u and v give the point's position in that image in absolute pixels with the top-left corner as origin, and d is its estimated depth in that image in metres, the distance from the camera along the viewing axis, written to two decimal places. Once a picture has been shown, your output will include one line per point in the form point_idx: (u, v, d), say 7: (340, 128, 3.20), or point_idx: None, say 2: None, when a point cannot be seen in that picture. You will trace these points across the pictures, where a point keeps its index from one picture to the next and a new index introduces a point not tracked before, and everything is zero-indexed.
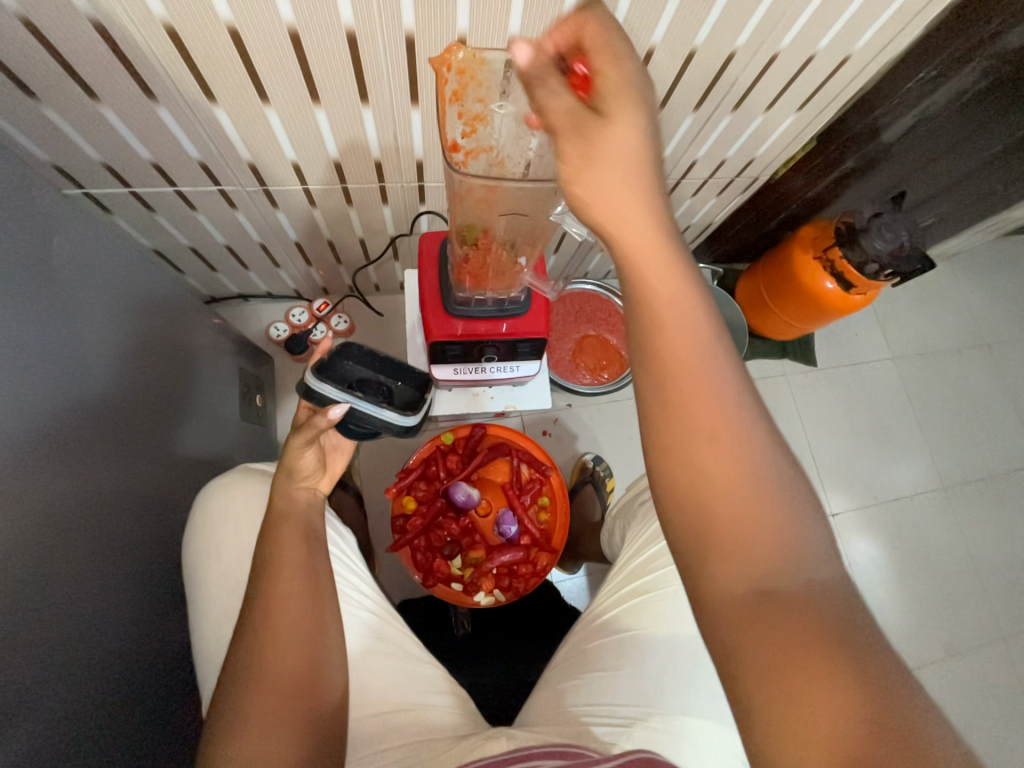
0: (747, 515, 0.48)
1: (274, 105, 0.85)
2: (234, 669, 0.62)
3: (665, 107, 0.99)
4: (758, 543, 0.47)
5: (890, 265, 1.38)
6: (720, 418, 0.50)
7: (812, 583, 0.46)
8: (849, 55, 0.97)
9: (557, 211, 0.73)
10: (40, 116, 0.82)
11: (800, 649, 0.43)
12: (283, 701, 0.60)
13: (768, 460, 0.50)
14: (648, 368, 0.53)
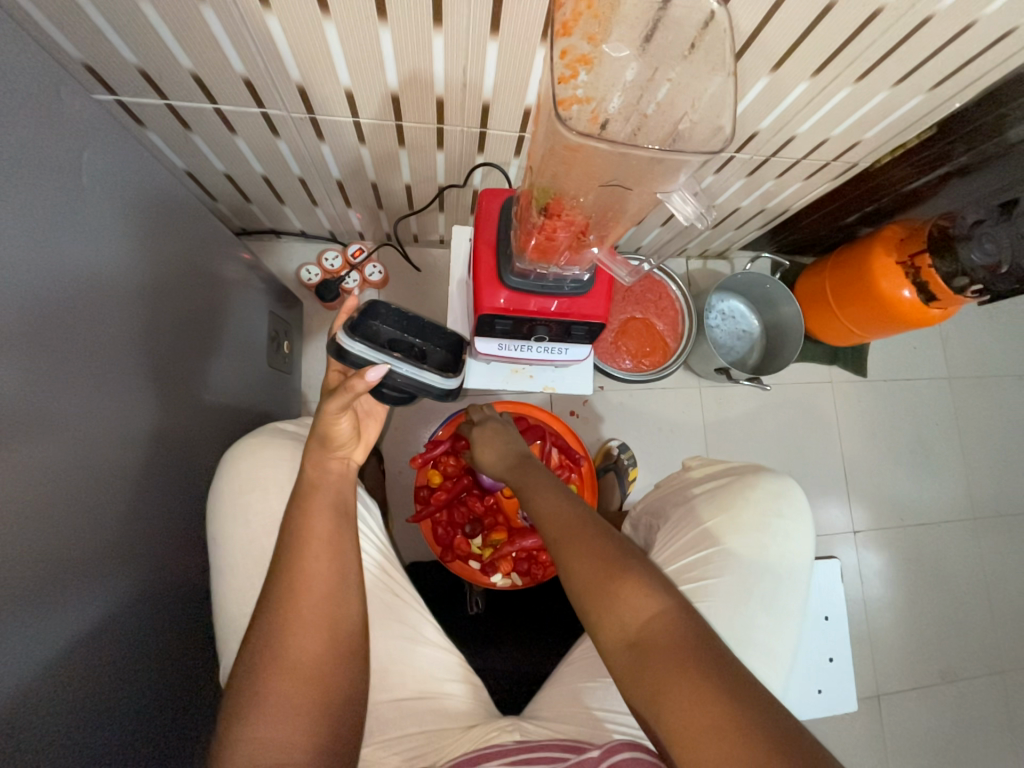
0: (596, 577, 0.68)
1: (334, 19, 0.74)
2: (254, 644, 0.60)
3: (780, 68, 0.85)
4: (601, 585, 0.67)
5: (982, 281, 1.24)
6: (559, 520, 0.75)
7: (640, 599, 0.65)
8: (1014, 27, 0.81)
9: (663, 189, 0.64)
10: (73, 4, 0.71)
11: (667, 665, 0.59)
12: (304, 683, 0.59)
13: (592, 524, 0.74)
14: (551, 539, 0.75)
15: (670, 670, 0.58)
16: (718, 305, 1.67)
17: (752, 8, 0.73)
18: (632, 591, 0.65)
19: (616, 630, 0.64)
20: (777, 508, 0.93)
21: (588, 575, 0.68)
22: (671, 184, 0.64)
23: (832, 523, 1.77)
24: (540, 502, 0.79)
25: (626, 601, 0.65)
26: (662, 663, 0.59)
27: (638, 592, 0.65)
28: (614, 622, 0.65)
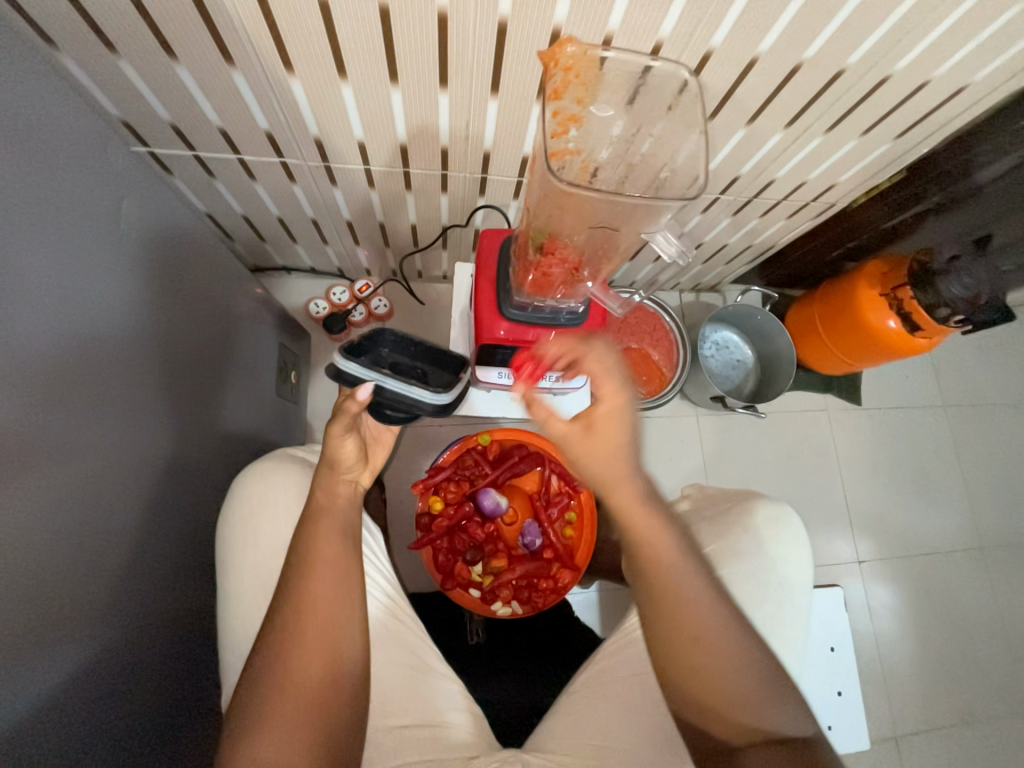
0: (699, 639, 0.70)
1: (351, 82, 0.82)
2: (260, 666, 0.61)
3: (755, 121, 0.93)
4: (703, 648, 0.70)
5: (963, 311, 1.30)
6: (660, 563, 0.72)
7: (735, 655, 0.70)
8: (966, 85, 0.89)
9: (647, 229, 0.70)
10: (119, 71, 0.80)
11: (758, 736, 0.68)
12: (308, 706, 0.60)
13: (692, 566, 0.72)
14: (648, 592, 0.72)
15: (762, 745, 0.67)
16: (712, 335, 1.72)
17: (726, 71, 0.81)
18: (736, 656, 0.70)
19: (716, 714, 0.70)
20: (776, 534, 0.94)
21: (685, 633, 0.71)
22: (655, 225, 0.70)
23: (836, 553, 1.75)
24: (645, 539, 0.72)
25: (723, 671, 0.69)
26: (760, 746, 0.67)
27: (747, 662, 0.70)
28: (687, 663, 0.70)
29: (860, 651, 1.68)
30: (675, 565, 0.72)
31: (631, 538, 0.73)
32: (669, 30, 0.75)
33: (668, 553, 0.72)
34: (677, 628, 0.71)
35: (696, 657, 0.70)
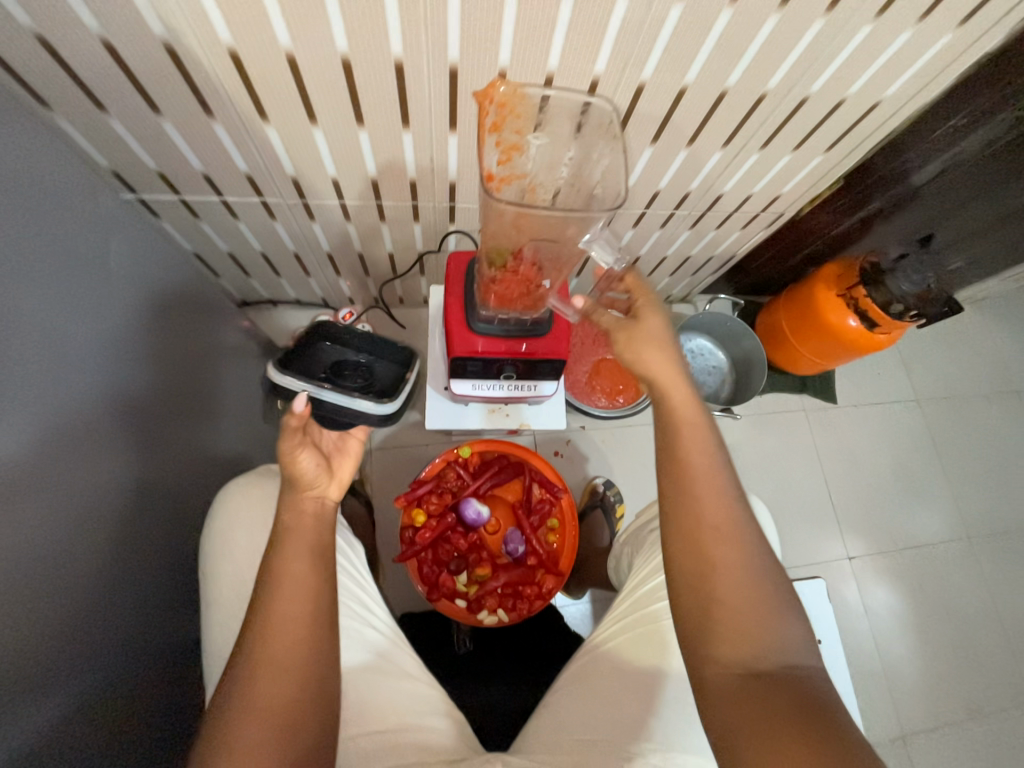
0: (732, 586, 0.64)
1: (321, 126, 0.90)
2: (228, 688, 0.64)
3: (694, 142, 1.02)
4: (729, 557, 0.65)
5: (916, 306, 1.38)
6: (697, 448, 0.69)
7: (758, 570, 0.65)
8: (879, 101, 0.98)
9: (584, 239, 0.77)
10: (108, 127, 0.87)
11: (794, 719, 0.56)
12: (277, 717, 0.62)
13: (727, 484, 0.69)
14: (673, 463, 0.70)
15: (780, 707, 0.57)
16: (685, 343, 1.78)
17: (659, 100, 0.90)
18: (769, 624, 0.63)
19: (733, 647, 0.62)
20: None
21: (738, 605, 0.63)
22: (591, 236, 0.78)
23: (827, 552, 1.76)
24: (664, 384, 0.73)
25: (743, 592, 0.64)
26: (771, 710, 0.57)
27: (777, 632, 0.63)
28: (745, 632, 0.62)
29: (859, 650, 1.67)
30: (713, 475, 0.69)
31: (675, 436, 0.70)
32: (603, 67, 0.84)
33: (710, 469, 0.69)
34: (704, 577, 0.65)
35: (752, 624, 0.63)
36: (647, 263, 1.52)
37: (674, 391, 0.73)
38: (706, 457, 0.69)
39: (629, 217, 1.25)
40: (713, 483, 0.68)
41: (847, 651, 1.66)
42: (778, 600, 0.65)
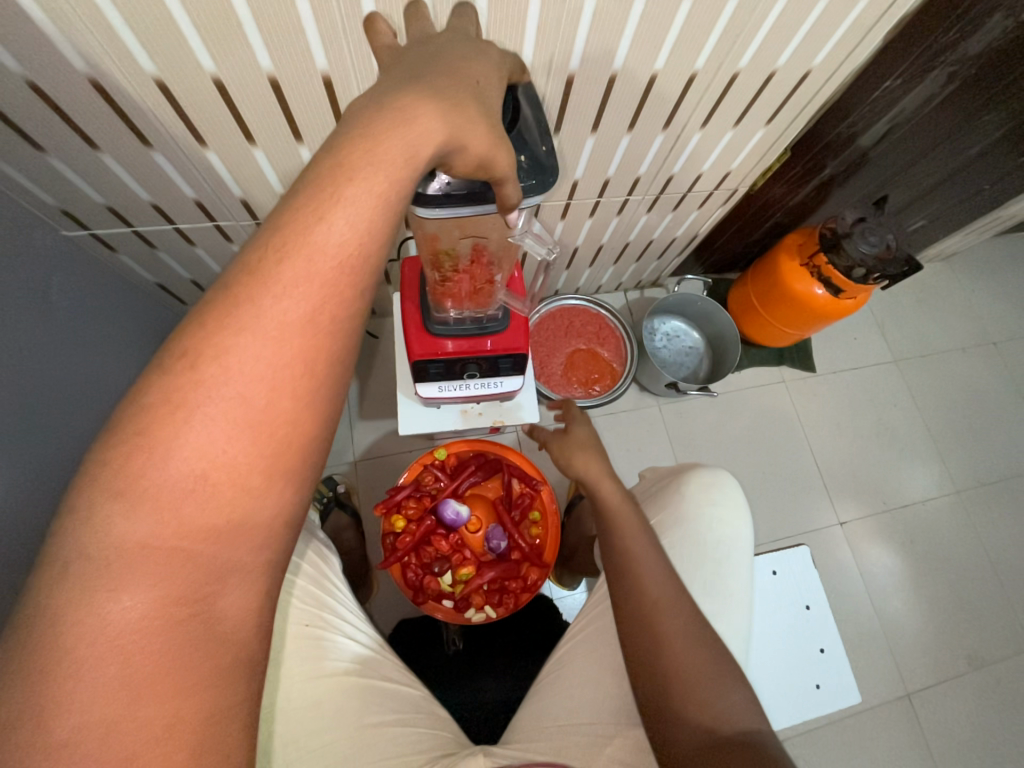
0: (684, 656, 0.75)
1: (260, 145, 0.90)
2: None
3: (634, 127, 1.03)
4: (677, 629, 0.77)
5: (877, 268, 1.39)
6: (636, 541, 0.86)
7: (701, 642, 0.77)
8: (809, 69, 1.00)
9: (516, 233, 0.78)
10: (48, 167, 0.88)
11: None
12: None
13: (664, 568, 0.84)
14: (621, 559, 0.85)
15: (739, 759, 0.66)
16: (659, 327, 1.79)
17: (590, 90, 0.91)
18: (718, 689, 0.73)
19: (694, 714, 0.71)
20: (711, 500, 1.04)
21: (691, 671, 0.74)
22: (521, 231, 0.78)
23: (819, 519, 1.77)
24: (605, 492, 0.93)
25: (694, 660, 0.75)
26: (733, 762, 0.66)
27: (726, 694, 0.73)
28: (700, 697, 0.72)
29: (858, 612, 1.68)
30: (654, 564, 0.84)
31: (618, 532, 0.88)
32: (529, 63, 0.85)
33: (647, 557, 0.84)
34: (660, 653, 0.76)
35: (706, 691, 0.73)
36: (611, 250, 1.53)
37: (612, 497, 0.92)
38: (643, 546, 0.86)
39: (583, 207, 1.27)
40: (653, 567, 0.84)
41: (847, 615, 1.68)
42: (721, 666, 0.74)
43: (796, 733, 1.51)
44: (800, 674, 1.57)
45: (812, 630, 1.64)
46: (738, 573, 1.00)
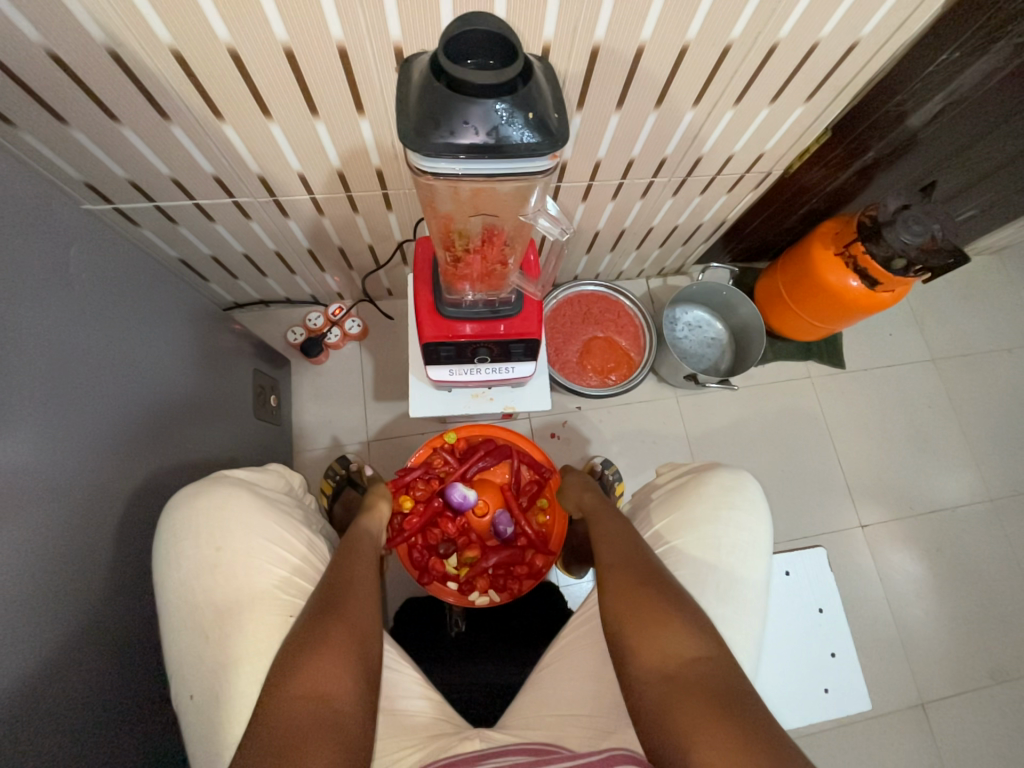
0: (642, 603, 0.79)
1: (276, 120, 0.89)
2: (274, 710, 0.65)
3: (663, 103, 0.98)
4: (635, 579, 0.82)
5: (919, 260, 1.30)
6: (607, 518, 0.96)
7: (664, 589, 0.80)
8: (857, 40, 0.92)
9: (529, 209, 0.75)
10: (70, 139, 0.89)
11: (709, 708, 0.66)
12: (296, 711, 0.65)
13: (630, 533, 0.91)
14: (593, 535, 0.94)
15: (704, 704, 0.66)
16: (681, 316, 1.73)
17: (617, 63, 0.87)
18: (679, 632, 0.74)
19: (656, 659, 0.73)
20: (726, 499, 1.01)
21: (650, 614, 0.77)
22: (533, 209, 0.76)
23: (838, 520, 1.71)
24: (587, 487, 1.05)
25: (651, 604, 0.78)
26: (694, 705, 0.67)
27: (687, 635, 0.74)
28: (659, 642, 0.74)
29: (874, 618, 1.63)
30: (622, 533, 0.91)
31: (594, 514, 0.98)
32: (553, 32, 0.81)
33: (616, 528, 0.93)
34: (621, 608, 0.80)
35: (665, 635, 0.74)
36: (634, 235, 1.48)
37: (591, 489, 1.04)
38: (617, 520, 0.95)
39: (605, 188, 1.22)
40: (619, 534, 0.91)
41: (862, 619, 1.63)
42: (667, 602, 0.78)
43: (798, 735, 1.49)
44: (808, 676, 1.54)
45: (821, 633, 1.60)
46: (751, 575, 0.97)
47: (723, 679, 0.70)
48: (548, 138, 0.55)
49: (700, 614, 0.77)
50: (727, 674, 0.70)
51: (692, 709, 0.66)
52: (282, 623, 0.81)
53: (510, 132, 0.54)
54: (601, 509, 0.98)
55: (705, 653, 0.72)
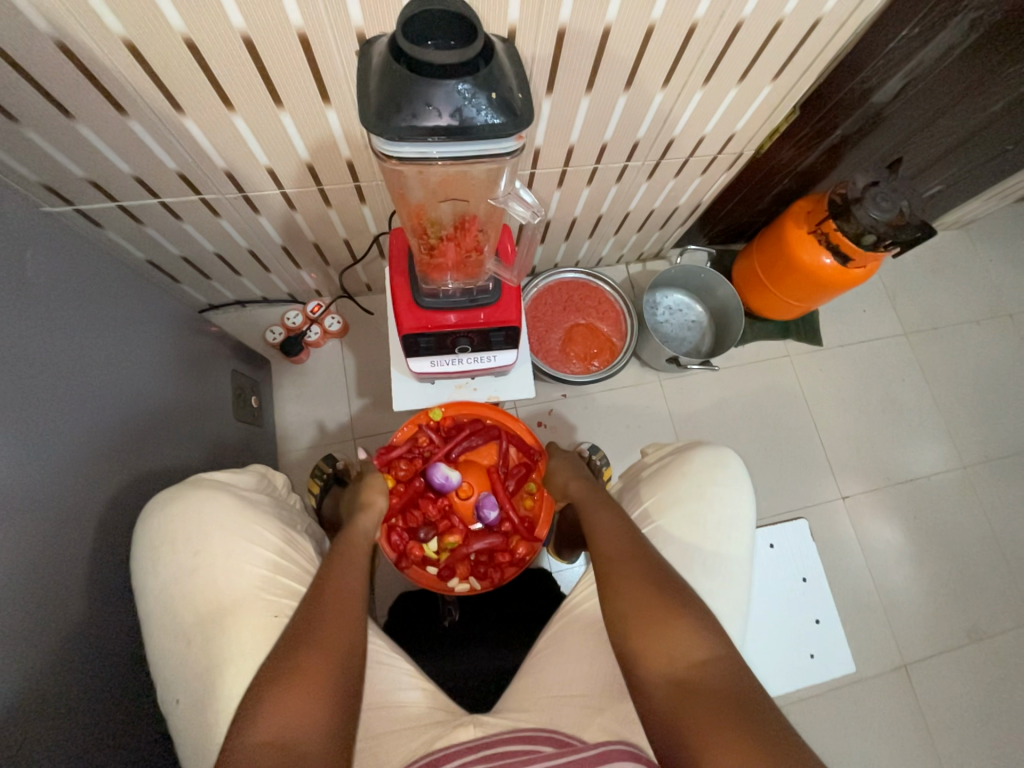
0: (647, 608, 0.79)
1: (239, 112, 0.87)
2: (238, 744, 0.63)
3: (632, 85, 0.98)
4: (638, 584, 0.82)
5: (889, 235, 1.33)
6: (601, 515, 0.95)
7: (667, 590, 0.80)
8: (819, 17, 0.93)
9: (498, 193, 0.74)
10: (23, 139, 0.86)
11: (719, 712, 0.67)
12: (258, 757, 0.61)
13: (627, 531, 0.90)
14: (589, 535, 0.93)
15: (715, 708, 0.68)
16: (661, 300, 1.75)
17: (584, 45, 0.86)
18: (683, 633, 0.75)
19: (665, 666, 0.74)
20: (711, 477, 1.02)
21: (655, 618, 0.77)
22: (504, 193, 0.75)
23: (820, 493, 1.76)
24: (576, 482, 1.04)
25: (654, 608, 0.78)
26: (707, 711, 0.68)
27: (693, 636, 0.75)
28: (666, 645, 0.75)
29: (857, 586, 1.68)
30: (620, 530, 0.90)
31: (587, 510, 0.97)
32: (518, 14, 0.80)
33: (613, 525, 0.92)
34: (626, 614, 0.80)
35: (671, 639, 0.75)
36: (611, 221, 1.48)
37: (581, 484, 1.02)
38: (612, 513, 0.94)
39: (580, 174, 1.22)
40: (614, 532, 0.90)
41: (846, 588, 1.68)
42: (678, 602, 0.79)
43: (788, 702, 1.53)
44: (795, 645, 1.59)
45: (807, 603, 1.65)
46: (735, 550, 0.99)
47: (730, 679, 0.71)
48: (512, 119, 0.55)
49: (703, 611, 0.78)
50: (733, 673, 0.72)
51: (704, 716, 0.67)
52: (271, 627, 0.80)
53: (474, 114, 0.53)
54: (595, 506, 0.97)
55: (712, 654, 0.73)
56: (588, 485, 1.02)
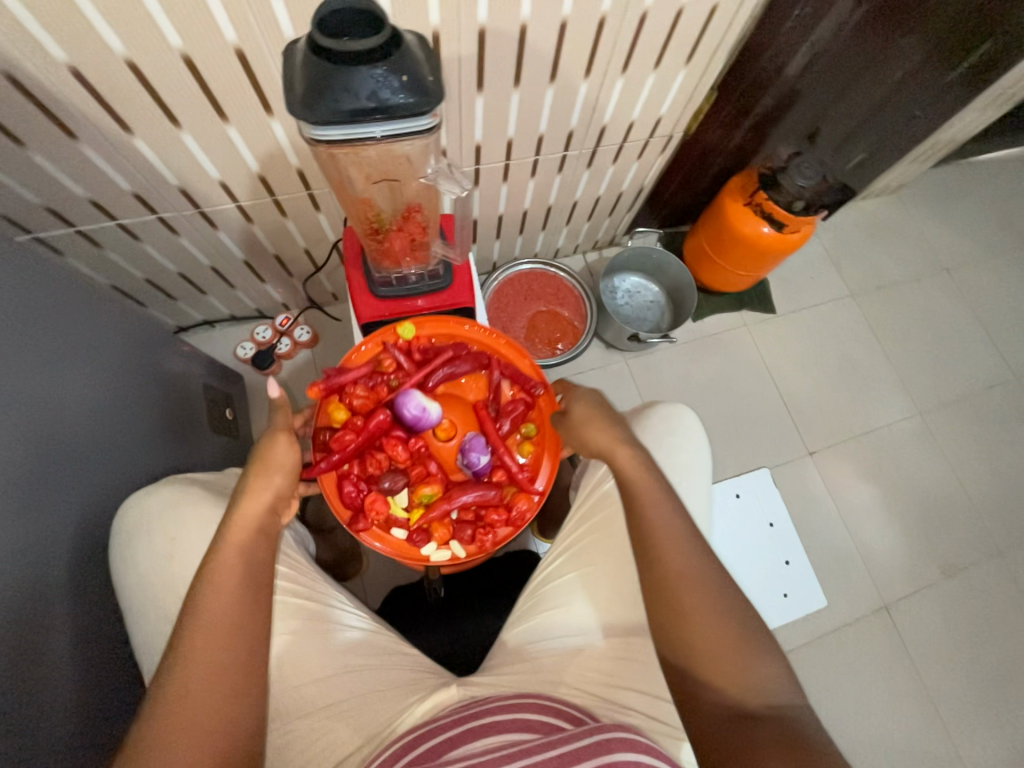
0: (710, 636, 0.73)
1: (187, 128, 0.92)
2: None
3: (557, 77, 1.05)
4: (702, 607, 0.74)
5: (814, 198, 1.46)
6: (654, 507, 0.83)
7: (731, 618, 0.74)
8: (717, 4, 1.03)
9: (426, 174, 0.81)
10: None
11: (784, 750, 0.64)
12: None
13: (685, 538, 0.80)
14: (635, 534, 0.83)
15: (779, 746, 0.65)
16: (619, 284, 1.83)
17: (505, 42, 0.94)
18: (745, 666, 0.71)
19: (726, 699, 0.70)
20: (671, 433, 1.08)
21: (717, 649, 0.72)
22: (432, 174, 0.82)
23: (790, 453, 1.84)
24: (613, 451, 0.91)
25: (716, 638, 0.73)
26: (771, 748, 0.64)
27: (755, 669, 0.71)
28: (727, 676, 0.71)
29: (834, 538, 1.75)
30: (676, 534, 0.80)
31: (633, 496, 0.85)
32: (439, 18, 0.87)
33: (671, 525, 0.81)
34: (685, 638, 0.74)
35: (733, 671, 0.71)
36: (560, 211, 1.56)
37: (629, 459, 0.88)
38: (662, 499, 0.83)
39: (523, 167, 1.29)
40: (669, 536, 0.80)
41: (823, 541, 1.75)
42: (744, 629, 0.74)
43: None
44: (780, 600, 1.65)
45: (788, 559, 1.71)
46: (698, 496, 1.05)
47: (794, 717, 0.68)
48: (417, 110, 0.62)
49: (767, 642, 0.74)
50: (793, 707, 0.69)
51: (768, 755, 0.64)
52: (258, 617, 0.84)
53: (388, 95, 0.60)
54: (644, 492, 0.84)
55: (774, 687, 0.70)
56: (639, 466, 0.88)
